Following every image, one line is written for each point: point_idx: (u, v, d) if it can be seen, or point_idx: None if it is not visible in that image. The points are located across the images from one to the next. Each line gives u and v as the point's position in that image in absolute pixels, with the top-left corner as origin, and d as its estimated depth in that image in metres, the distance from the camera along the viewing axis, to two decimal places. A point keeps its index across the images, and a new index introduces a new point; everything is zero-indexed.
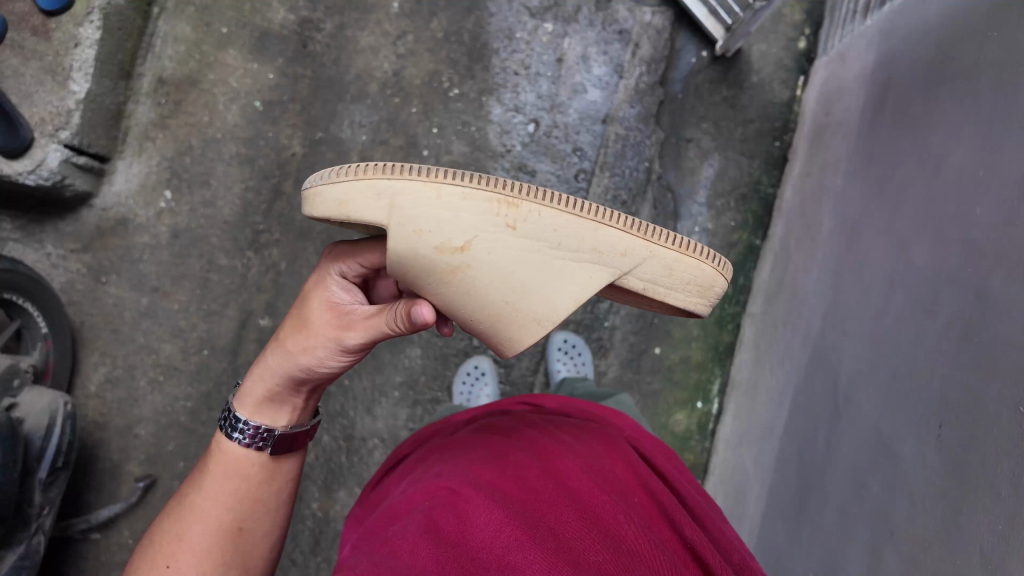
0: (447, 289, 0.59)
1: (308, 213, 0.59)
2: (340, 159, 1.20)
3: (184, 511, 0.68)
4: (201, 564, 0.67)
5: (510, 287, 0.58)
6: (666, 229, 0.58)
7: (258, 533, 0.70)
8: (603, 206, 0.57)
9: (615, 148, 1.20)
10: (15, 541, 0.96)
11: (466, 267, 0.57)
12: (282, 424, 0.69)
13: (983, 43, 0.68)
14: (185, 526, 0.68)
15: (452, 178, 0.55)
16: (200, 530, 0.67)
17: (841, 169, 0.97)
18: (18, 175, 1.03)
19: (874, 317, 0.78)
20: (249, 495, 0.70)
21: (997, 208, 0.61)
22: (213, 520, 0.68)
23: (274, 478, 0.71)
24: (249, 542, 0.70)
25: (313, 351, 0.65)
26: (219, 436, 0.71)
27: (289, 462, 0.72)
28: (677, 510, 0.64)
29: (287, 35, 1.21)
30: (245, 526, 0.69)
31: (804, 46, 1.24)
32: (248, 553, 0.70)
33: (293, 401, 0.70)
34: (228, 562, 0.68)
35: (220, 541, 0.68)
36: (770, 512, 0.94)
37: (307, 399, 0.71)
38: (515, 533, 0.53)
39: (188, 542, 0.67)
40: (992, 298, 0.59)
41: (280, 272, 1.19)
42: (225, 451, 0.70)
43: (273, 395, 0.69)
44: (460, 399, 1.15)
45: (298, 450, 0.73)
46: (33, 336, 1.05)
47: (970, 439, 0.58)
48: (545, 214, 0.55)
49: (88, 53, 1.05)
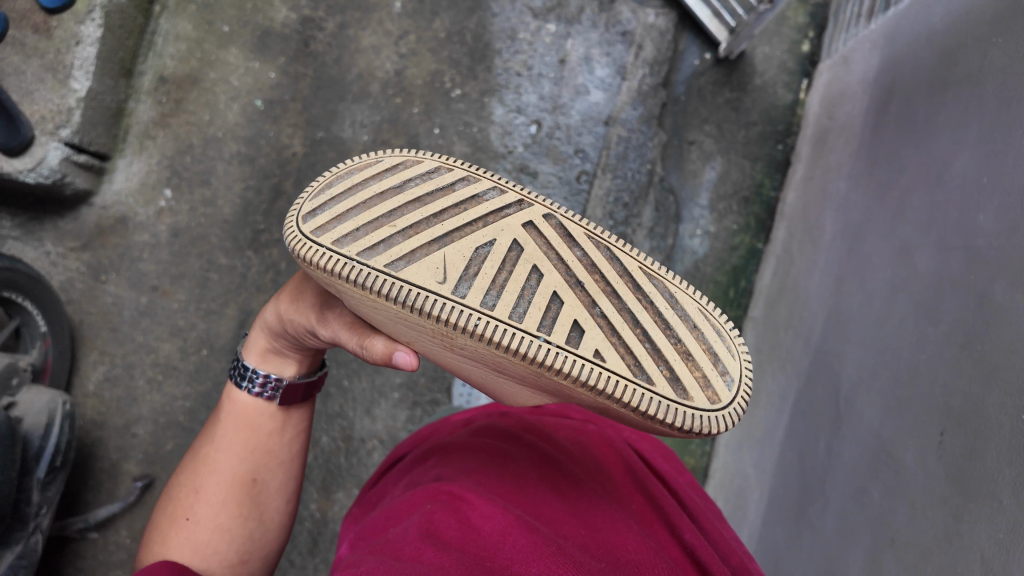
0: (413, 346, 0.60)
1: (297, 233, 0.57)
2: (341, 159, 1.19)
3: (200, 464, 0.71)
4: (218, 515, 0.69)
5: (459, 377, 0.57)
6: (634, 391, 0.46)
7: (271, 485, 0.72)
8: (553, 358, 0.46)
9: (617, 150, 1.18)
10: (14, 540, 0.95)
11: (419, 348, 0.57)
12: (287, 374, 0.71)
13: (988, 48, 0.68)
14: (202, 477, 0.70)
15: (386, 298, 0.49)
16: (215, 482, 0.69)
17: (844, 173, 0.97)
18: (18, 172, 1.02)
19: (876, 322, 0.78)
20: (260, 447, 0.71)
21: (1001, 215, 0.60)
22: (227, 472, 0.70)
23: (284, 429, 0.73)
24: (263, 493, 0.72)
25: (296, 324, 0.66)
26: (231, 387, 0.73)
27: (300, 413, 0.74)
28: (676, 513, 0.64)
29: (289, 35, 1.21)
30: (258, 478, 0.71)
31: (807, 49, 1.23)
32: (263, 503, 0.72)
33: (294, 356, 0.71)
34: (245, 513, 0.70)
35: (234, 492, 0.70)
36: (771, 517, 0.94)
37: (310, 356, 0.72)
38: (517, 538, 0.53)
39: (204, 493, 0.69)
40: (994, 306, 0.59)
41: (279, 273, 1.17)
42: (235, 404, 0.71)
43: (273, 350, 0.71)
44: (460, 400, 1.14)
45: (309, 400, 0.75)
46: (32, 334, 1.04)
47: (972, 447, 0.58)
48: (480, 350, 0.49)
49: (89, 51, 1.05)
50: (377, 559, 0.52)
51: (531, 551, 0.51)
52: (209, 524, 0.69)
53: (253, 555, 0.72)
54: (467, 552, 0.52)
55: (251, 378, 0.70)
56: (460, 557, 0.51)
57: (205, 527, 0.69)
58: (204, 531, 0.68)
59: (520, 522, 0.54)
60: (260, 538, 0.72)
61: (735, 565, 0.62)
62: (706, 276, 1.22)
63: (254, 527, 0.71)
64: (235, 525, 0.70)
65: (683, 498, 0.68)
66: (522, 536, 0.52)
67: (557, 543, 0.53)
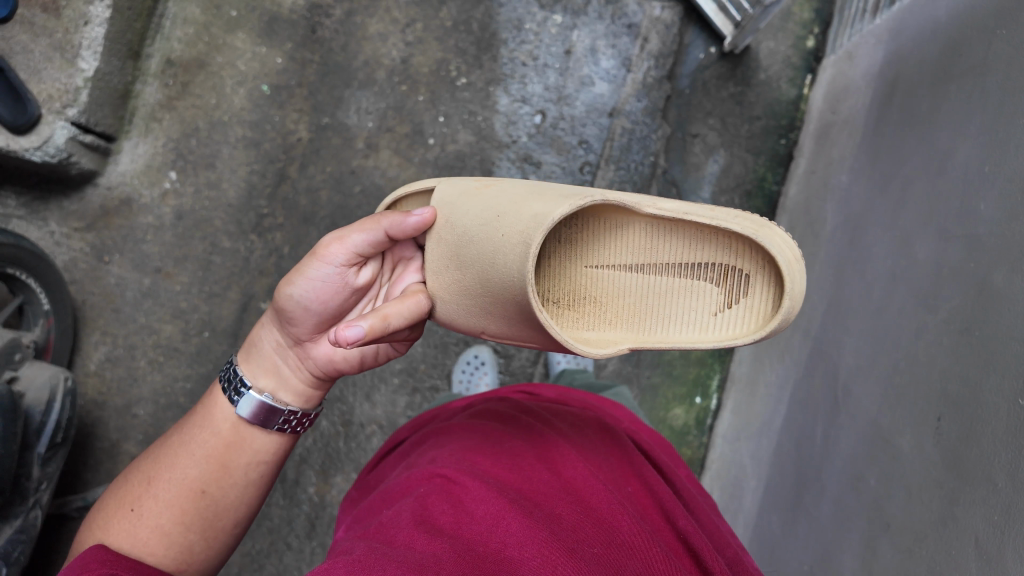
0: (466, 209, 0.61)
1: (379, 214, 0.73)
2: (346, 145, 1.21)
3: (160, 455, 0.67)
4: (164, 515, 0.64)
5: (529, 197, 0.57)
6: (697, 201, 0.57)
7: (223, 502, 0.66)
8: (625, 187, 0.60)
9: (621, 141, 1.19)
10: (13, 514, 0.97)
11: (493, 185, 0.62)
12: (256, 379, 0.67)
13: (993, 40, 0.68)
14: (158, 471, 0.65)
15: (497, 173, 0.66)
16: (169, 480, 0.65)
17: (847, 166, 0.97)
18: (23, 151, 1.02)
19: (875, 312, 0.78)
20: (222, 458, 0.66)
21: (1000, 203, 0.61)
22: (182, 473, 0.65)
23: (251, 449, 0.68)
24: (214, 509, 0.66)
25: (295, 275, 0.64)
26: (215, 388, 0.69)
27: (272, 439, 0.68)
28: (672, 499, 0.63)
29: (297, 20, 1.21)
30: (210, 489, 0.65)
31: (812, 45, 1.24)
32: (210, 517, 0.66)
33: (272, 358, 0.68)
34: (189, 522, 0.65)
35: (182, 496, 0.65)
36: (766, 505, 0.95)
37: (288, 365, 0.68)
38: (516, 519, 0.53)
39: (155, 486, 0.65)
40: (993, 292, 0.59)
41: (281, 257, 1.20)
42: (210, 403, 0.68)
43: (258, 342, 0.68)
44: (459, 387, 1.15)
45: (285, 433, 0.69)
46: (35, 312, 1.04)
47: (968, 432, 0.58)
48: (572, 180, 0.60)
49: (97, 31, 1.05)
50: (370, 544, 0.52)
51: (528, 532, 0.51)
52: (152, 523, 0.64)
53: (187, 570, 0.65)
54: (460, 538, 0.52)
55: (236, 386, 0.66)
56: (454, 543, 0.51)
57: (148, 526, 0.64)
58: (144, 527, 0.63)
59: (516, 506, 0.54)
60: (199, 553, 0.66)
61: (729, 557, 0.62)
62: None
63: (196, 540, 0.66)
64: (177, 531, 0.64)
65: (679, 487, 0.68)
66: (518, 518, 0.52)
67: (552, 526, 0.53)
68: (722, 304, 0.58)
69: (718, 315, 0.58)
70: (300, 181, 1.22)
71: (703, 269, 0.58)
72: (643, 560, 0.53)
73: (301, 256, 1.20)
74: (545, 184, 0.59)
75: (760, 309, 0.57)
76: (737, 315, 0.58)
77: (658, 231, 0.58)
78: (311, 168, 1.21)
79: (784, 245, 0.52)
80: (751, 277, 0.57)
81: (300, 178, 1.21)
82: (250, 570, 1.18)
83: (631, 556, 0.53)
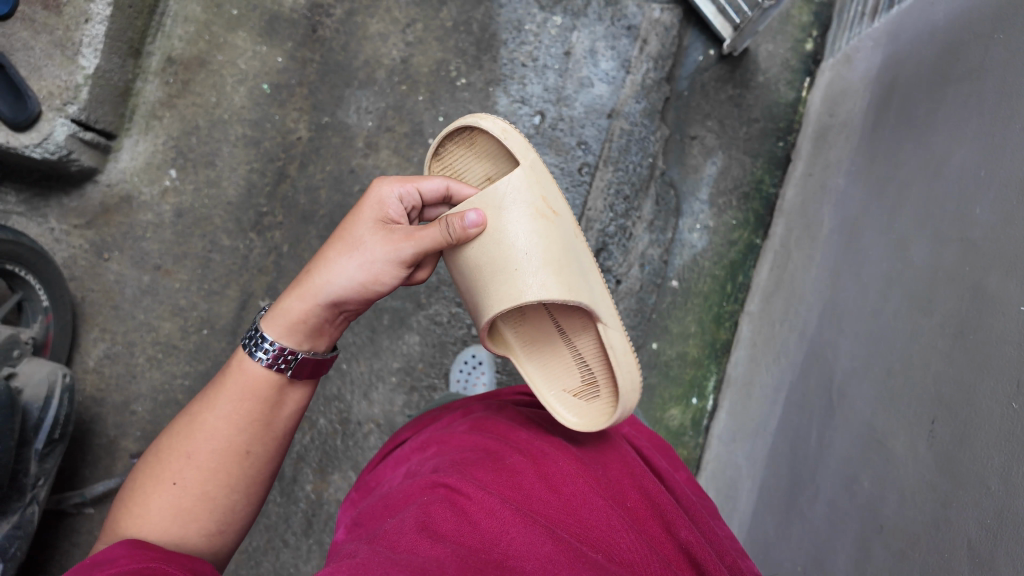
0: (506, 216, 0.69)
1: (472, 118, 0.74)
2: (346, 145, 1.21)
3: (194, 427, 0.65)
4: (207, 482, 0.64)
5: (552, 263, 0.69)
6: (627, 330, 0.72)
7: (264, 459, 0.67)
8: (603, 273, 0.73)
9: (619, 143, 1.19)
10: (10, 510, 0.98)
11: (545, 220, 0.70)
12: (305, 348, 0.67)
13: (989, 45, 0.69)
14: (196, 441, 0.64)
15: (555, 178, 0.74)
16: (213, 449, 0.64)
17: (843, 169, 0.98)
18: (24, 147, 1.03)
19: (871, 314, 0.79)
20: (262, 420, 0.67)
21: (996, 207, 0.61)
22: (223, 441, 0.65)
23: (285, 405, 0.69)
24: (257, 469, 0.67)
25: (369, 268, 0.65)
26: (242, 353, 0.67)
27: (301, 390, 0.69)
28: (672, 510, 0.62)
29: (298, 19, 1.22)
30: (252, 450, 0.66)
31: (810, 48, 1.24)
32: (253, 477, 0.67)
33: (323, 333, 0.69)
34: (232, 483, 0.65)
35: (226, 462, 0.65)
36: (760, 506, 0.95)
37: (334, 327, 0.70)
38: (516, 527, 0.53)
39: (196, 458, 0.64)
40: (988, 297, 0.60)
41: (281, 255, 1.20)
42: (240, 368, 0.67)
43: (307, 323, 0.67)
44: (456, 386, 1.17)
45: (315, 379, 0.70)
46: (34, 309, 1.05)
47: (962, 436, 0.59)
48: (582, 245, 0.72)
49: (98, 29, 1.06)
50: (372, 548, 0.52)
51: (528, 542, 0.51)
52: (195, 490, 0.64)
53: (230, 529, 0.66)
54: (463, 544, 0.51)
55: (256, 341, 0.66)
56: (456, 548, 0.51)
57: (193, 492, 0.64)
58: (190, 495, 0.63)
59: (518, 517, 0.54)
60: (241, 510, 0.67)
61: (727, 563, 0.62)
62: (705, 270, 1.24)
63: (238, 499, 0.66)
64: (222, 496, 0.65)
65: (679, 496, 0.68)
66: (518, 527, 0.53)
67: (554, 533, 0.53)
68: (572, 393, 0.75)
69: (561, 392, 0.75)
70: (300, 180, 1.22)
71: (586, 373, 0.76)
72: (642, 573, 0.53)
73: (300, 255, 1.20)
74: (574, 252, 0.71)
75: (582, 405, 0.73)
76: (577, 400, 0.73)
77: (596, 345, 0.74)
78: (311, 167, 1.22)
79: (628, 376, 0.69)
80: (603, 399, 0.73)
81: (300, 177, 1.22)
82: (247, 567, 1.18)
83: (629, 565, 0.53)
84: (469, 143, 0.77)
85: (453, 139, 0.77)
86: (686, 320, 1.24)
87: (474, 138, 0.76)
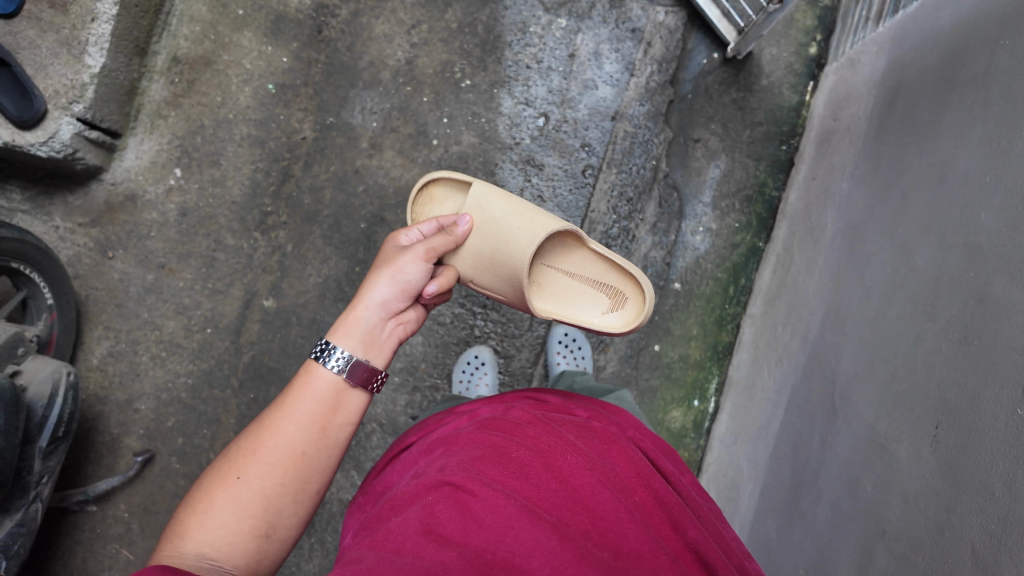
0: (486, 210, 0.81)
1: (421, 178, 0.87)
2: (350, 145, 1.22)
3: (261, 425, 0.63)
4: (269, 478, 0.61)
5: (537, 218, 0.81)
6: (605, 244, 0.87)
7: (320, 465, 0.64)
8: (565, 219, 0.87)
9: (623, 145, 1.20)
10: (13, 508, 0.99)
11: (509, 198, 0.83)
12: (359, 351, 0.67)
13: (995, 50, 0.69)
14: (262, 438, 0.62)
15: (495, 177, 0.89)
16: (274, 446, 0.62)
17: (847, 173, 0.98)
18: (29, 146, 1.04)
19: (874, 318, 0.79)
20: (322, 423, 0.64)
21: (1001, 213, 0.62)
22: (283, 439, 0.62)
23: (344, 412, 0.66)
24: (312, 474, 0.63)
25: (399, 271, 0.69)
26: (310, 364, 0.67)
27: (357, 398, 0.67)
28: (680, 510, 0.63)
29: (304, 20, 1.23)
30: (309, 452, 0.63)
31: (815, 51, 1.25)
32: (308, 482, 0.63)
33: (378, 342, 0.69)
34: (288, 484, 0.62)
35: (283, 461, 0.62)
36: (762, 508, 0.96)
37: (387, 339, 0.70)
38: (525, 529, 0.53)
39: (258, 454, 0.62)
40: (993, 302, 0.60)
41: (285, 255, 1.21)
42: (308, 376, 0.66)
43: (362, 327, 0.68)
44: (459, 386, 1.14)
45: (366, 390, 0.68)
46: (38, 306, 1.05)
47: (966, 441, 0.59)
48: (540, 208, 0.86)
49: (104, 28, 1.06)
50: (379, 553, 0.52)
51: (536, 544, 0.52)
52: (255, 487, 0.60)
53: (279, 533, 0.61)
54: (469, 546, 0.52)
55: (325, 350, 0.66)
56: (462, 551, 0.51)
57: (250, 489, 0.60)
58: (247, 491, 0.60)
59: (524, 515, 0.54)
60: (290, 515, 0.62)
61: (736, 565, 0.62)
62: (707, 272, 1.25)
63: (288, 502, 0.62)
64: (276, 496, 0.61)
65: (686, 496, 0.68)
66: (526, 528, 0.53)
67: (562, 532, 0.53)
68: (608, 309, 0.89)
69: (604, 314, 0.89)
70: (305, 180, 1.22)
71: (605, 288, 0.89)
72: (650, 569, 0.53)
73: (304, 255, 1.21)
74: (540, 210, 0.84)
75: (622, 313, 0.88)
76: (618, 313, 0.88)
77: (597, 262, 0.88)
78: (315, 167, 1.22)
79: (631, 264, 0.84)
80: (631, 298, 0.87)
81: (304, 177, 1.22)
82: None
83: (639, 563, 0.53)
84: (429, 198, 0.89)
85: (416, 204, 0.89)
86: (688, 322, 1.24)
87: (430, 192, 0.89)
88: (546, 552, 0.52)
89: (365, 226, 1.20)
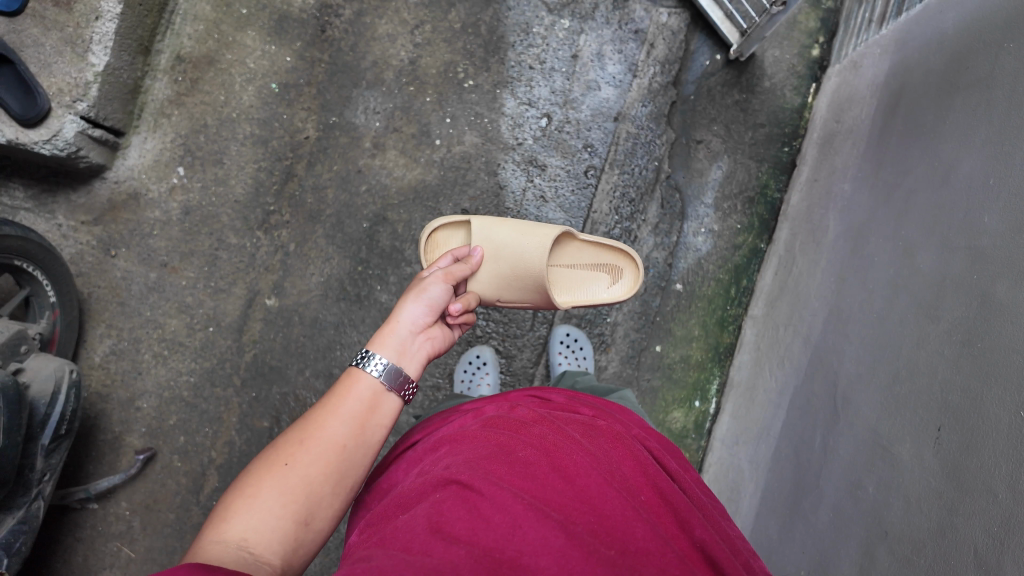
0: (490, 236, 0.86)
1: (424, 230, 0.90)
2: (353, 145, 1.22)
3: (308, 418, 0.63)
4: (314, 467, 0.60)
5: (536, 230, 0.87)
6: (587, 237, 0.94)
7: (359, 461, 0.63)
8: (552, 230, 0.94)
9: (625, 146, 1.20)
10: (15, 505, 0.99)
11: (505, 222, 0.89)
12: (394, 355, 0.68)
13: (999, 53, 0.70)
14: (308, 428, 0.62)
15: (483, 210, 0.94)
16: (321, 436, 0.62)
17: (850, 175, 0.98)
18: (33, 143, 1.04)
19: (877, 320, 0.79)
20: (365, 420, 0.65)
21: (1004, 216, 0.62)
22: (327, 430, 0.62)
23: (384, 413, 0.67)
24: (352, 469, 0.62)
25: (425, 289, 0.73)
26: (352, 370, 0.67)
27: (392, 404, 0.67)
28: (686, 509, 0.63)
29: (307, 19, 1.23)
30: (350, 445, 0.63)
31: (817, 54, 1.26)
32: (349, 476, 0.62)
33: (413, 353, 0.71)
34: (330, 475, 0.61)
35: (326, 451, 0.61)
36: (764, 509, 0.96)
37: (421, 350, 0.72)
38: (532, 528, 0.53)
39: (306, 443, 0.61)
40: (997, 304, 0.60)
41: (288, 254, 1.21)
42: (350, 380, 0.66)
43: (397, 337, 0.70)
44: (460, 386, 1.14)
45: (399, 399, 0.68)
46: (41, 304, 1.05)
47: (969, 442, 0.60)
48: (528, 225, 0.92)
49: (108, 26, 1.07)
50: (387, 552, 0.53)
51: (543, 543, 0.52)
52: (301, 474, 0.60)
53: (316, 525, 0.60)
54: (477, 544, 0.52)
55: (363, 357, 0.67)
56: (470, 549, 0.52)
57: (294, 476, 0.60)
58: (292, 477, 0.59)
59: (531, 513, 0.54)
60: (328, 506, 0.61)
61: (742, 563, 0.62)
62: (709, 273, 1.25)
63: (328, 492, 0.60)
64: (319, 485, 0.60)
65: (691, 494, 0.68)
66: (533, 527, 0.53)
67: (569, 530, 0.54)
68: (611, 284, 0.94)
69: (610, 289, 0.94)
70: (307, 179, 1.22)
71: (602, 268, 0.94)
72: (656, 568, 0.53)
73: (306, 254, 1.21)
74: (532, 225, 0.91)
75: (623, 283, 0.94)
76: (619, 285, 0.94)
77: (586, 251, 0.94)
78: (318, 166, 1.22)
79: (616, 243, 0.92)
80: (626, 268, 0.94)
81: (307, 176, 1.22)
82: None
83: (646, 561, 0.53)
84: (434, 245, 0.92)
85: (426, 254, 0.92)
86: (689, 323, 1.25)
87: (434, 239, 0.92)
88: (553, 550, 0.52)
89: (367, 225, 1.21)
